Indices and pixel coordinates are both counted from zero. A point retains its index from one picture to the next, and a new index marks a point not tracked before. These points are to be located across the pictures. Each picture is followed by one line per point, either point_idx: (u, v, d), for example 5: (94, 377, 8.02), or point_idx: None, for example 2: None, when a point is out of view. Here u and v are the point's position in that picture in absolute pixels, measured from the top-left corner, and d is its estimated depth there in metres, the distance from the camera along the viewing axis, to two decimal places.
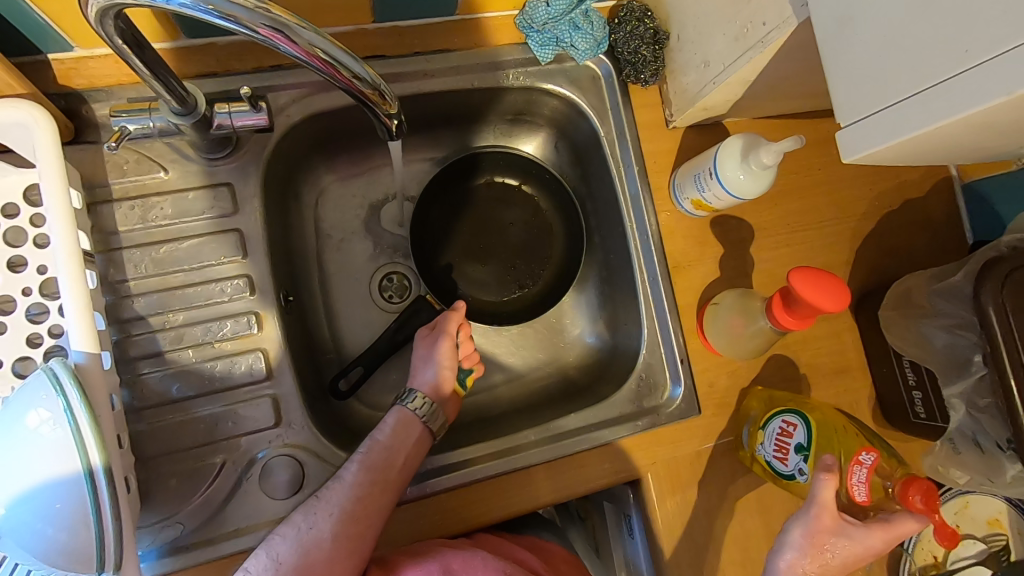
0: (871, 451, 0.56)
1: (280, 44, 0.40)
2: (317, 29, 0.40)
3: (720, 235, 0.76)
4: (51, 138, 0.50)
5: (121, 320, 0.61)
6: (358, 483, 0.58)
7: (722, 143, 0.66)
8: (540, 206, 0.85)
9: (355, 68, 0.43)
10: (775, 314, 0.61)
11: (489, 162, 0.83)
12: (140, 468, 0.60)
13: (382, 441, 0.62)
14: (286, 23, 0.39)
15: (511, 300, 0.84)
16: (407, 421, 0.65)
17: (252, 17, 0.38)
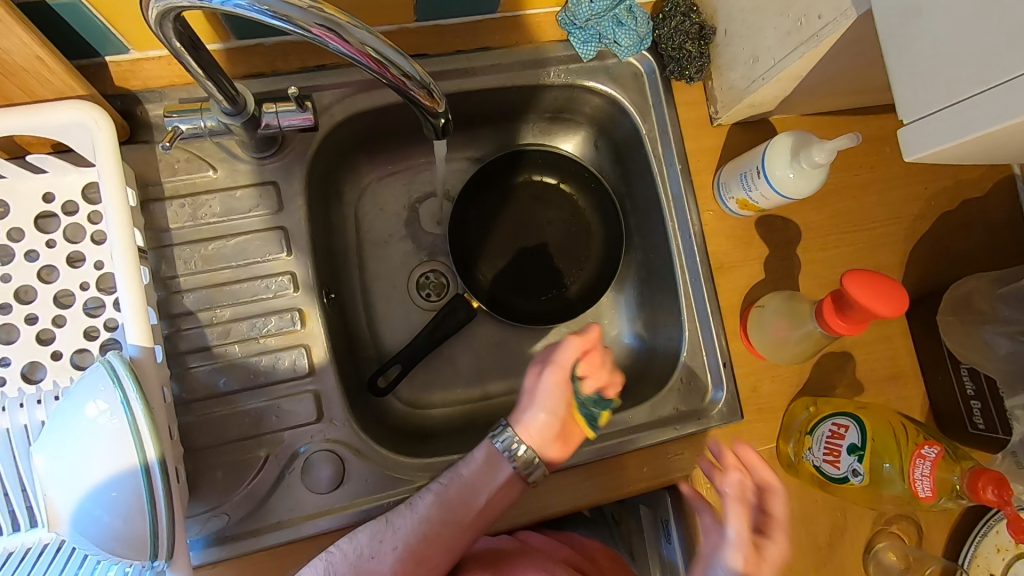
0: (933, 445, 0.59)
1: (332, 43, 0.40)
2: (370, 28, 0.40)
3: (766, 236, 0.74)
4: (110, 137, 0.52)
5: (172, 314, 0.62)
6: (425, 520, 0.58)
7: (770, 141, 0.64)
8: (578, 205, 0.85)
9: (405, 66, 0.42)
10: (825, 317, 0.59)
11: (528, 160, 0.83)
12: (188, 459, 0.61)
13: (462, 480, 0.60)
14: (339, 22, 0.39)
15: (549, 299, 0.83)
16: (494, 461, 0.61)
17: (306, 16, 0.38)
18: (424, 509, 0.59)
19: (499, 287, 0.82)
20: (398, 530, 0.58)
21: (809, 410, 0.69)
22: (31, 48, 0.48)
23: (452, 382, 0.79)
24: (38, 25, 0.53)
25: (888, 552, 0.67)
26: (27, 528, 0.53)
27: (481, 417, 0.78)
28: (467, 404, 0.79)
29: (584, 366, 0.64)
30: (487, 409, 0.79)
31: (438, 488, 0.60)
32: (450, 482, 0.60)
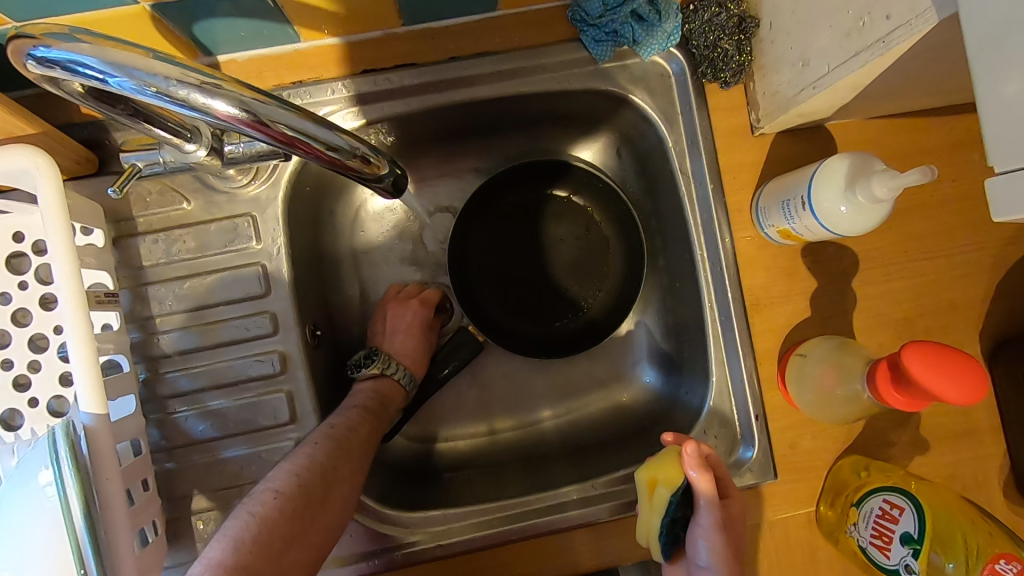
0: (1012, 560, 0.49)
1: (245, 128, 0.34)
2: (284, 102, 0.34)
3: (814, 267, 0.62)
4: (53, 181, 0.48)
5: (150, 358, 0.59)
6: (337, 437, 0.56)
7: (821, 163, 0.52)
8: (597, 220, 0.75)
9: (328, 139, 0.36)
10: (879, 386, 0.49)
11: (539, 171, 0.74)
12: (169, 507, 0.59)
13: (366, 403, 0.62)
14: (246, 100, 0.33)
15: (562, 327, 0.75)
16: (387, 390, 0.66)
17: (205, 96, 0.32)
18: (350, 428, 0.58)
19: (506, 313, 0.75)
20: (328, 448, 0.54)
21: (860, 474, 0.59)
22: None
23: (454, 416, 0.73)
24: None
25: None
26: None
27: (483, 458, 0.72)
28: (468, 442, 0.73)
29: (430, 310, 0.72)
30: (490, 448, 0.73)
31: (352, 412, 0.60)
32: (355, 408, 0.61)
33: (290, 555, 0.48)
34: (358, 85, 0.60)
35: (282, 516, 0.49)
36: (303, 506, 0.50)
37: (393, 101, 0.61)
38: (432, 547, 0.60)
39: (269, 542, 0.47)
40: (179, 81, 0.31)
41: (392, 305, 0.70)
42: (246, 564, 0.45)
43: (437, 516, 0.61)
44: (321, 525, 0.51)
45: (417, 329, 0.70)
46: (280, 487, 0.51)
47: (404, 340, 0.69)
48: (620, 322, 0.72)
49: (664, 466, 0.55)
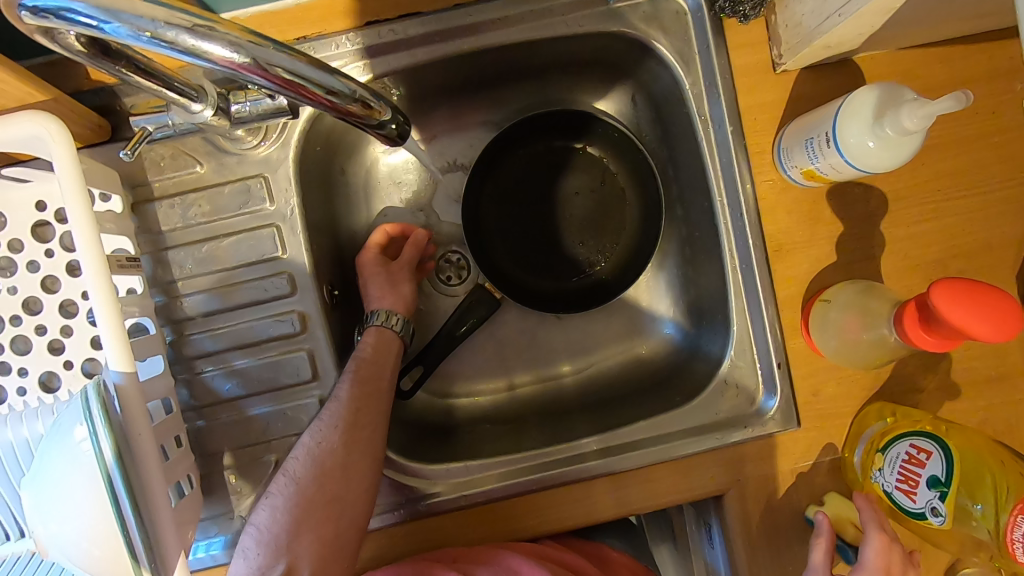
0: None
1: (243, 74, 0.33)
2: (280, 44, 0.34)
3: (840, 210, 0.60)
4: (66, 143, 0.48)
5: (175, 321, 0.61)
6: (354, 401, 0.57)
7: (846, 98, 0.49)
8: (611, 171, 0.73)
9: (328, 82, 0.36)
10: (906, 327, 0.47)
11: (551, 122, 0.72)
12: (203, 463, 0.61)
13: (367, 356, 0.61)
14: (240, 43, 0.32)
15: (579, 281, 0.74)
16: (385, 340, 0.64)
17: (200, 42, 0.31)
18: (340, 397, 0.57)
19: (523, 270, 0.74)
20: (315, 434, 0.56)
21: (885, 420, 0.58)
22: None
23: (474, 372, 0.74)
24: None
25: None
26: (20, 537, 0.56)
27: (503, 413, 0.73)
28: (489, 397, 0.74)
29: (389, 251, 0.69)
30: (511, 403, 0.73)
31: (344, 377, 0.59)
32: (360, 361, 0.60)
33: (303, 540, 0.52)
34: (361, 39, 0.58)
35: (279, 513, 0.53)
36: (296, 497, 0.53)
37: (398, 53, 0.59)
38: (455, 497, 0.61)
39: (273, 539, 0.52)
40: (171, 24, 0.30)
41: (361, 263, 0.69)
42: (259, 564, 0.52)
43: (459, 468, 0.62)
44: (327, 502, 0.54)
45: (386, 275, 0.67)
46: (278, 486, 0.55)
47: (377, 291, 0.67)
48: (638, 274, 0.71)
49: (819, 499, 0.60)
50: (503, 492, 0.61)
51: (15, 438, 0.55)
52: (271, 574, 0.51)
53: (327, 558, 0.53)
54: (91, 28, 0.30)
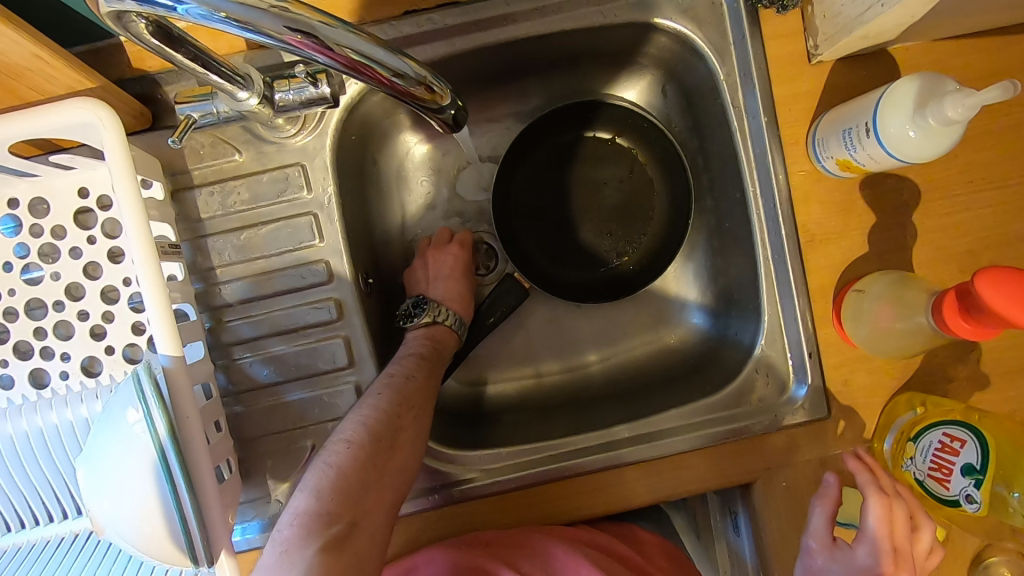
0: None
1: (312, 53, 0.34)
2: (349, 25, 0.34)
3: (873, 201, 0.60)
4: (116, 130, 0.49)
5: (213, 307, 0.61)
6: (413, 376, 0.59)
7: (888, 87, 0.50)
8: (640, 162, 0.74)
9: (392, 64, 0.36)
10: (945, 315, 0.48)
11: (582, 113, 0.72)
12: (240, 447, 0.62)
13: (422, 350, 0.63)
14: (312, 23, 0.33)
15: (606, 272, 0.75)
16: (438, 333, 0.66)
17: (274, 22, 0.32)
18: (398, 371, 0.59)
19: (552, 260, 0.75)
20: (389, 396, 0.56)
21: (915, 410, 0.58)
22: (23, 48, 0.45)
23: (502, 360, 0.75)
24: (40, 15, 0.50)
25: (998, 569, 0.57)
26: (76, 516, 0.60)
27: (531, 401, 0.73)
28: (517, 385, 0.74)
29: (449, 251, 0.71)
30: (539, 391, 0.74)
31: (409, 360, 0.61)
32: (414, 354, 0.63)
33: (369, 500, 0.51)
34: (399, 28, 0.58)
35: (355, 463, 0.51)
36: (374, 453, 0.52)
37: (434, 43, 0.60)
38: (488, 482, 0.62)
39: (347, 488, 0.49)
40: (247, 5, 0.31)
41: (430, 254, 0.71)
42: (328, 511, 0.48)
43: (492, 455, 0.63)
44: (394, 469, 0.53)
45: (458, 273, 0.70)
46: (351, 438, 0.53)
47: (446, 286, 0.69)
48: (667, 264, 0.71)
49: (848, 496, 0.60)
50: (536, 478, 0.62)
51: (60, 421, 0.56)
52: (338, 525, 0.48)
53: (382, 524, 0.51)
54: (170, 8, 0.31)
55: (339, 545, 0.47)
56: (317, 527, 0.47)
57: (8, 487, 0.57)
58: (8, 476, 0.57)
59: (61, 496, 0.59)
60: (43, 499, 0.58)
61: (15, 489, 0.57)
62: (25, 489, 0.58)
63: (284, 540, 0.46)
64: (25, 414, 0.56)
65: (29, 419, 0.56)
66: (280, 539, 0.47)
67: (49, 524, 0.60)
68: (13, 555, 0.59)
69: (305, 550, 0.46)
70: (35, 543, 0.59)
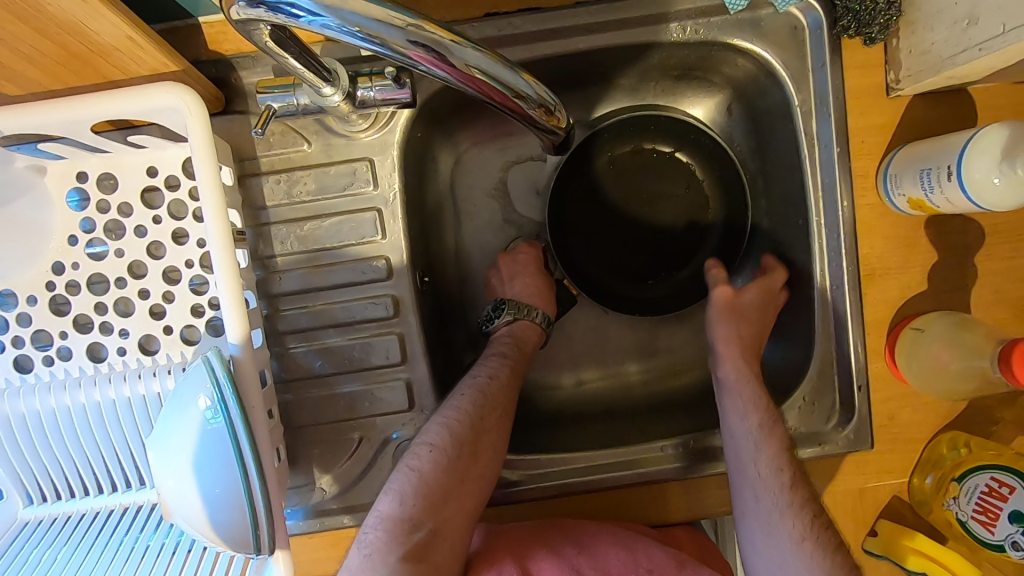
0: None
1: (438, 69, 0.35)
2: (474, 42, 0.35)
3: (936, 239, 0.60)
4: (201, 116, 0.49)
5: (271, 295, 0.62)
6: (497, 377, 0.62)
7: (976, 131, 0.50)
8: (697, 176, 0.73)
9: (513, 82, 0.37)
10: (1009, 366, 0.50)
11: (639, 125, 0.72)
12: (289, 435, 0.63)
13: (504, 349, 0.66)
14: (444, 42, 0.33)
15: (654, 286, 0.75)
16: (524, 331, 0.68)
17: (405, 37, 0.33)
18: (483, 375, 0.62)
19: (601, 271, 0.74)
20: (473, 398, 0.59)
21: (958, 451, 0.60)
22: (119, 30, 0.44)
23: (543, 365, 0.75)
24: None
25: None
26: (116, 491, 0.60)
27: (570, 408, 0.74)
28: (558, 390, 0.75)
29: (524, 257, 0.71)
30: (578, 398, 0.75)
31: (493, 360, 0.64)
32: (496, 354, 0.65)
33: (451, 504, 0.54)
34: (479, 30, 0.58)
35: (438, 468, 0.54)
36: (457, 459, 0.55)
37: (512, 47, 0.59)
38: (532, 489, 0.63)
39: (429, 494, 0.53)
40: (383, 22, 0.32)
41: (503, 263, 0.71)
42: (411, 516, 0.52)
43: (538, 461, 0.64)
44: (476, 472, 0.56)
45: (535, 271, 0.71)
46: (433, 441, 0.56)
47: (525, 283, 0.70)
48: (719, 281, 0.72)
49: (888, 532, 0.60)
50: (569, 488, 0.63)
51: (116, 397, 0.56)
52: (421, 531, 0.52)
53: (463, 528, 0.54)
54: (304, 22, 0.31)
55: (420, 551, 0.51)
56: (401, 532, 0.51)
57: (53, 459, 0.58)
58: (60, 446, 0.57)
59: (108, 470, 0.59)
60: (92, 472, 0.59)
61: (65, 459, 0.58)
62: (73, 461, 0.58)
63: (371, 542, 0.51)
64: (81, 388, 0.56)
65: (86, 393, 0.56)
66: (366, 541, 0.51)
67: (86, 497, 0.60)
68: (48, 526, 0.58)
69: (389, 556, 0.50)
70: (72, 515, 0.59)
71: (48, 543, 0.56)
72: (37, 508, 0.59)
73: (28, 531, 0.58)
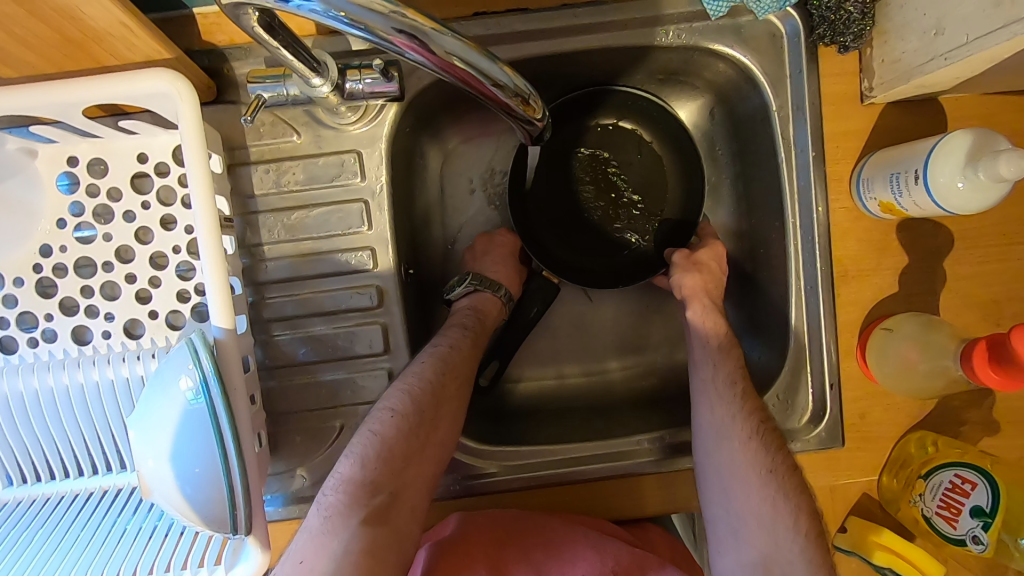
0: None
1: (419, 56, 0.36)
2: (454, 31, 0.36)
3: (907, 243, 0.62)
4: (192, 105, 0.50)
5: (257, 283, 0.63)
6: (458, 348, 0.63)
7: (942, 137, 0.52)
8: (661, 154, 0.74)
9: (493, 73, 0.39)
10: (974, 365, 0.51)
11: (601, 105, 0.73)
12: (271, 421, 0.64)
13: (465, 321, 0.67)
14: (425, 30, 0.35)
15: (621, 260, 0.75)
16: (484, 303, 0.69)
17: (387, 24, 0.34)
18: (444, 345, 0.63)
19: (567, 249, 0.75)
20: (434, 366, 0.60)
21: (925, 450, 0.61)
22: (114, 16, 0.46)
23: (525, 360, 0.76)
24: None
25: None
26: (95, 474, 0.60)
27: (551, 402, 0.75)
28: (539, 385, 0.76)
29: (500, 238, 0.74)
30: (559, 393, 0.76)
31: (454, 331, 0.65)
32: (457, 325, 0.66)
33: (411, 469, 0.54)
34: (468, 28, 0.59)
35: (400, 432, 0.54)
36: (418, 425, 0.56)
37: (500, 46, 0.61)
38: (510, 480, 0.64)
39: (391, 459, 0.53)
40: (366, 8, 0.33)
41: (479, 241, 0.73)
42: (372, 479, 0.52)
43: (516, 452, 0.64)
44: (435, 440, 0.57)
45: (507, 256, 0.73)
46: (395, 407, 0.56)
47: (494, 264, 0.71)
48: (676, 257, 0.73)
49: (858, 528, 0.61)
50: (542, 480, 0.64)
51: (100, 379, 0.57)
52: (382, 495, 0.52)
53: (420, 494, 0.55)
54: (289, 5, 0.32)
55: (380, 515, 0.51)
56: (361, 496, 0.51)
57: (33, 440, 0.58)
58: (42, 427, 0.58)
59: (88, 452, 0.59)
60: (72, 454, 0.59)
61: (45, 441, 0.58)
62: (54, 442, 0.58)
63: (329, 504, 0.50)
64: (64, 369, 0.56)
65: (69, 374, 0.57)
66: (325, 504, 0.51)
67: (66, 479, 0.60)
68: (27, 508, 0.58)
69: (349, 519, 0.50)
70: (51, 497, 0.59)
71: (25, 524, 0.56)
72: (16, 489, 0.59)
73: (8, 512, 0.59)
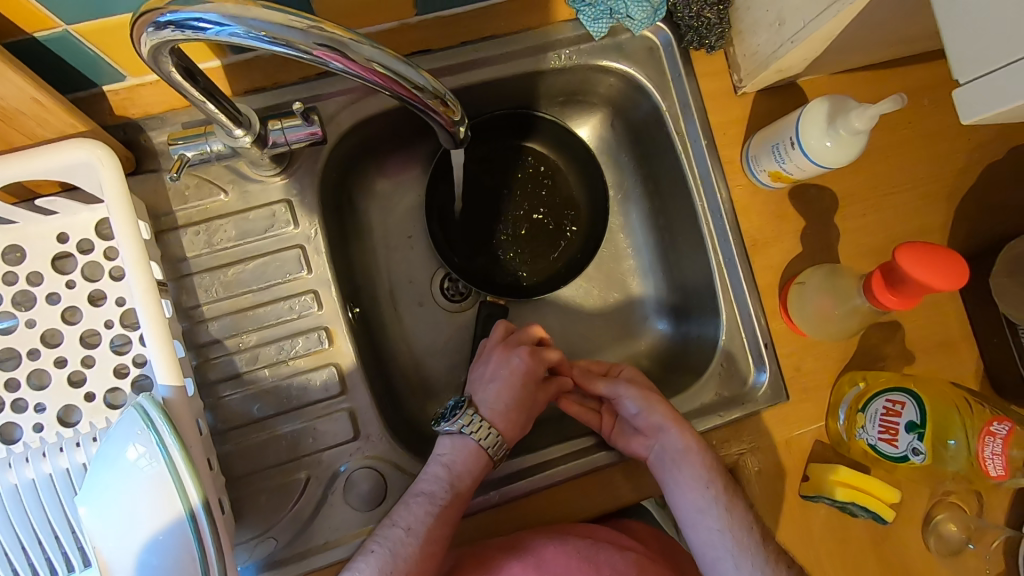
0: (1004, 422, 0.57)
1: (339, 64, 0.39)
2: (373, 42, 0.40)
3: (799, 208, 0.70)
4: (116, 173, 0.51)
5: (199, 345, 0.61)
6: (429, 539, 0.57)
7: (804, 108, 0.60)
8: (555, 162, 0.80)
9: (412, 76, 0.42)
10: (874, 291, 0.59)
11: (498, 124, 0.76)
12: (231, 487, 0.61)
13: (446, 494, 0.59)
14: (342, 40, 0.38)
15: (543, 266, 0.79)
16: (467, 457, 0.62)
17: (306, 37, 0.37)
18: (414, 533, 0.57)
19: (490, 262, 0.78)
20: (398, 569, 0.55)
21: (857, 385, 0.66)
22: (25, 92, 0.46)
23: None
24: (31, 65, 0.52)
25: (945, 523, 0.65)
26: None
27: None
28: None
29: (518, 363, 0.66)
30: None
31: (420, 512, 0.58)
32: (436, 499, 0.59)
33: None
34: None
35: None
36: None
37: None
38: (488, 495, 0.64)
39: None
40: (283, 25, 0.37)
41: (497, 351, 0.68)
42: None
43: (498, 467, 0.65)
44: None
45: (515, 384, 0.65)
46: None
47: (497, 390, 0.65)
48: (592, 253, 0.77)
49: (827, 473, 0.64)
50: (516, 493, 0.64)
51: (36, 476, 0.52)
52: None
53: None
54: (211, 32, 0.36)
55: None
56: None
57: None
58: None
59: None
60: None
61: None
62: None
63: None
64: None
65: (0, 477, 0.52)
66: None
67: None
68: None
69: None
70: None
71: None
72: None
73: None
